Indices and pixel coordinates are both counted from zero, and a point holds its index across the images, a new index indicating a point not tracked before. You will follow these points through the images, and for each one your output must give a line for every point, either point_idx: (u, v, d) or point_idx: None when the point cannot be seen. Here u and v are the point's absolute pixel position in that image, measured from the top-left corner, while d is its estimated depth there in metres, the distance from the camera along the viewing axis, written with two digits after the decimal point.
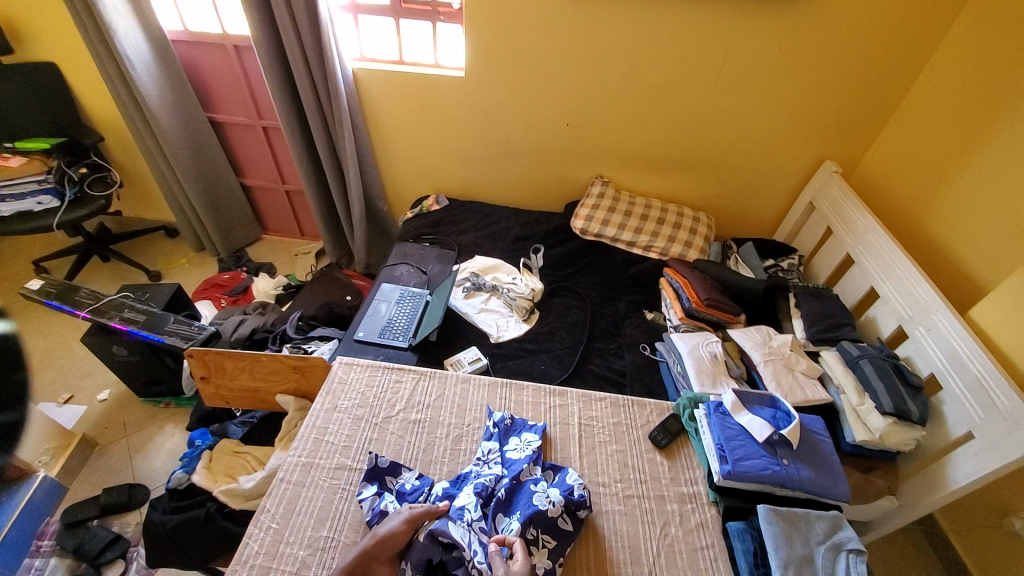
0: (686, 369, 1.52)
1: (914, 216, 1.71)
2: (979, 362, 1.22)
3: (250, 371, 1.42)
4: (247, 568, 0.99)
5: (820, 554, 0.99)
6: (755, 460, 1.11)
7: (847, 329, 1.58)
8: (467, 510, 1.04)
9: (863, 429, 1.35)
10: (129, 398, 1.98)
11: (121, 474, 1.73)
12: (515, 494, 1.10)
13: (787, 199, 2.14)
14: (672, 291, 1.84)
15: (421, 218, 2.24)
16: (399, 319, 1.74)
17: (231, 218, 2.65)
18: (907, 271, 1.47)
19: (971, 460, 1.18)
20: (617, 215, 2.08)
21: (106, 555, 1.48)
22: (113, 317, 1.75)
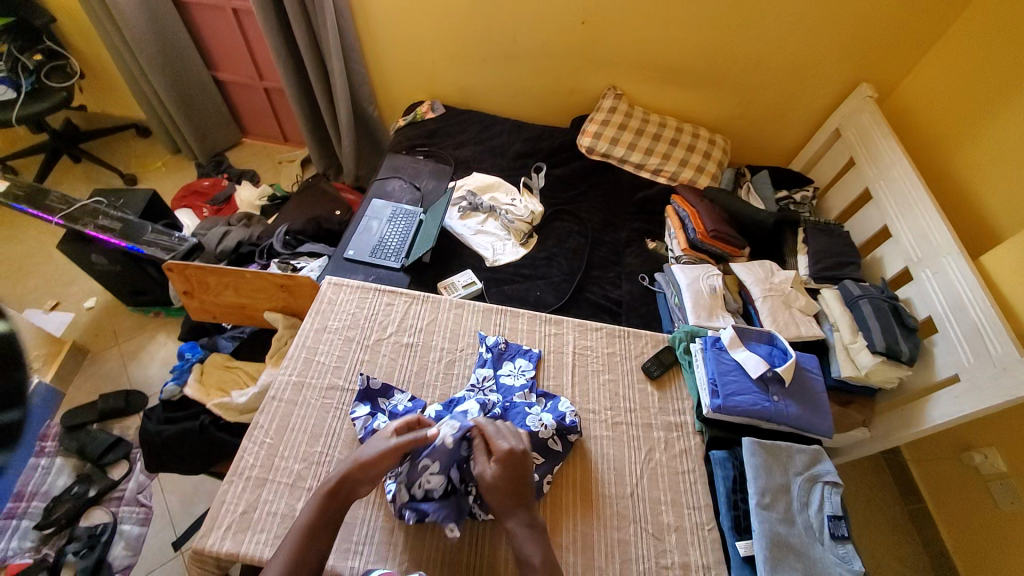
0: (683, 301, 1.49)
1: (944, 152, 1.58)
2: (981, 309, 1.21)
3: (235, 288, 1.38)
4: (244, 479, 1.02)
5: (796, 483, 1.05)
6: (745, 396, 1.14)
7: (852, 268, 1.54)
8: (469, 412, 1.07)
9: (850, 367, 1.37)
10: (117, 307, 1.96)
11: (117, 380, 1.76)
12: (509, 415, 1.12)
13: (812, 125, 1.98)
14: (678, 220, 1.76)
15: (414, 127, 2.06)
16: (392, 238, 1.67)
17: (207, 118, 2.43)
18: (927, 211, 1.39)
19: (951, 402, 1.21)
20: (627, 134, 1.92)
21: (109, 457, 1.55)
22: (87, 224, 1.65)
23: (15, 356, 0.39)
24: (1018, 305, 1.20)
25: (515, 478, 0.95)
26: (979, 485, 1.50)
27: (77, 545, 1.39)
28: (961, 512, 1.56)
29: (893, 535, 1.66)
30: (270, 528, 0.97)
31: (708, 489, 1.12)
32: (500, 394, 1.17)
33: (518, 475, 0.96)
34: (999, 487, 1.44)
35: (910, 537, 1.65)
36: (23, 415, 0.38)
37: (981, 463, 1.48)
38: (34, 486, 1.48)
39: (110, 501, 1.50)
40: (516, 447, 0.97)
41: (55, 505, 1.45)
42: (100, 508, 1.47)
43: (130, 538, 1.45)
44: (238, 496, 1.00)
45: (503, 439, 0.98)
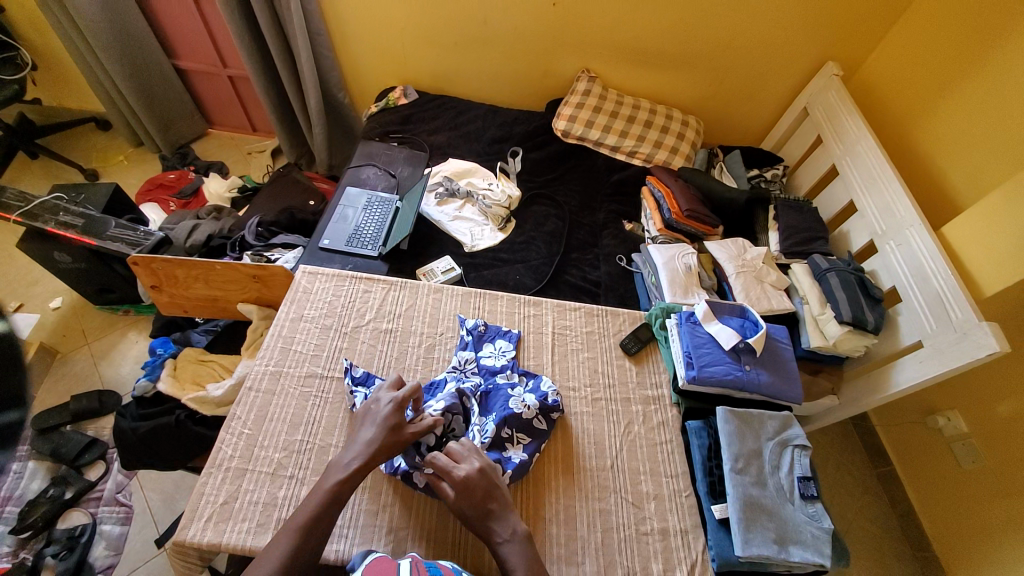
0: (660, 280, 1.52)
1: (907, 129, 1.63)
2: (942, 277, 1.26)
3: (205, 280, 1.34)
4: (223, 471, 1.01)
5: (768, 448, 1.09)
6: (718, 367, 1.17)
7: (819, 243, 1.59)
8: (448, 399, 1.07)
9: (818, 337, 1.42)
10: (85, 306, 1.89)
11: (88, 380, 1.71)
12: (493, 397, 1.14)
13: (782, 104, 2.01)
14: (653, 200, 1.79)
15: (387, 113, 2.02)
16: (368, 226, 1.64)
17: (169, 109, 2.34)
18: (891, 186, 1.44)
19: (915, 366, 1.27)
20: (601, 116, 1.93)
21: (85, 458, 1.52)
22: (47, 221, 1.58)
23: (14, 355, 0.35)
24: (977, 272, 1.26)
25: (483, 500, 0.92)
26: (942, 446, 1.59)
27: (55, 548, 1.35)
28: (927, 473, 1.64)
29: (864, 498, 1.75)
30: (250, 516, 0.96)
31: (685, 458, 1.15)
32: (481, 376, 1.18)
33: (483, 495, 0.93)
34: (962, 447, 1.52)
35: (879, 499, 1.75)
36: (21, 417, 0.34)
37: (944, 426, 1.56)
38: (7, 492, 1.44)
39: (88, 502, 1.47)
40: (472, 471, 0.94)
41: (30, 508, 1.40)
42: (78, 510, 1.44)
43: (110, 539, 1.42)
44: (218, 487, 0.99)
45: (461, 464, 0.94)
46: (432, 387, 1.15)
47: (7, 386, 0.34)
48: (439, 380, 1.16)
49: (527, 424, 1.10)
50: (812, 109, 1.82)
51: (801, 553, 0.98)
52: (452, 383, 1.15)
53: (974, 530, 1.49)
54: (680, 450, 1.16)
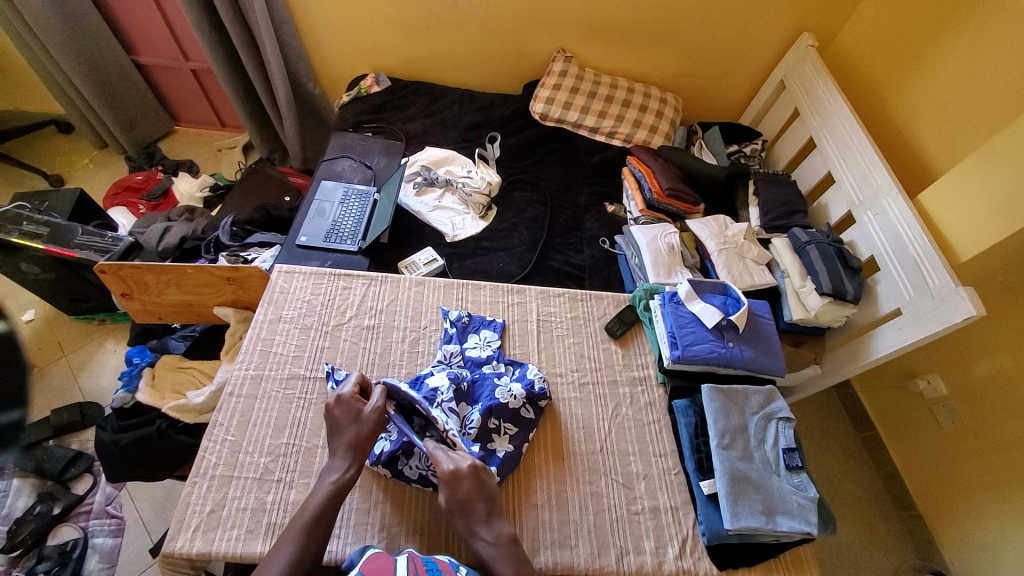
0: (643, 261, 1.52)
1: (884, 98, 1.64)
2: (919, 245, 1.28)
3: (178, 285, 1.29)
4: (208, 479, 0.99)
5: (753, 422, 1.10)
6: (702, 345, 1.17)
7: (799, 216, 1.60)
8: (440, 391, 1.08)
9: (800, 310, 1.44)
10: (59, 317, 1.83)
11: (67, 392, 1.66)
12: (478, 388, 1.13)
13: (759, 77, 2.00)
14: (634, 180, 1.78)
15: (359, 102, 1.96)
16: (346, 221, 1.61)
17: (131, 107, 2.24)
18: (867, 156, 1.45)
19: (894, 333, 1.30)
20: (579, 97, 1.90)
21: (71, 471, 1.49)
22: (10, 232, 1.52)
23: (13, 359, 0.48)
24: (954, 237, 1.28)
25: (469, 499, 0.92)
26: (924, 408, 1.64)
27: (47, 564, 1.33)
28: (908, 436, 1.69)
29: (849, 462, 1.81)
30: (239, 524, 0.95)
31: (673, 436, 1.16)
32: (466, 367, 1.18)
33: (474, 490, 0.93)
34: (942, 409, 1.57)
35: (863, 463, 1.80)
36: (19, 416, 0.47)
37: (925, 389, 1.61)
38: None
39: (77, 517, 1.44)
40: (461, 466, 0.93)
41: (17, 527, 1.37)
42: (68, 525, 1.41)
43: (103, 552, 1.40)
44: (204, 496, 0.98)
45: (448, 461, 0.94)
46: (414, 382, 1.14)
47: (9, 391, 0.46)
48: (425, 373, 1.14)
49: (513, 412, 1.10)
50: (789, 82, 1.82)
51: (788, 523, 1.00)
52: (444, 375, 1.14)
53: (956, 488, 1.54)
54: (668, 427, 1.17)
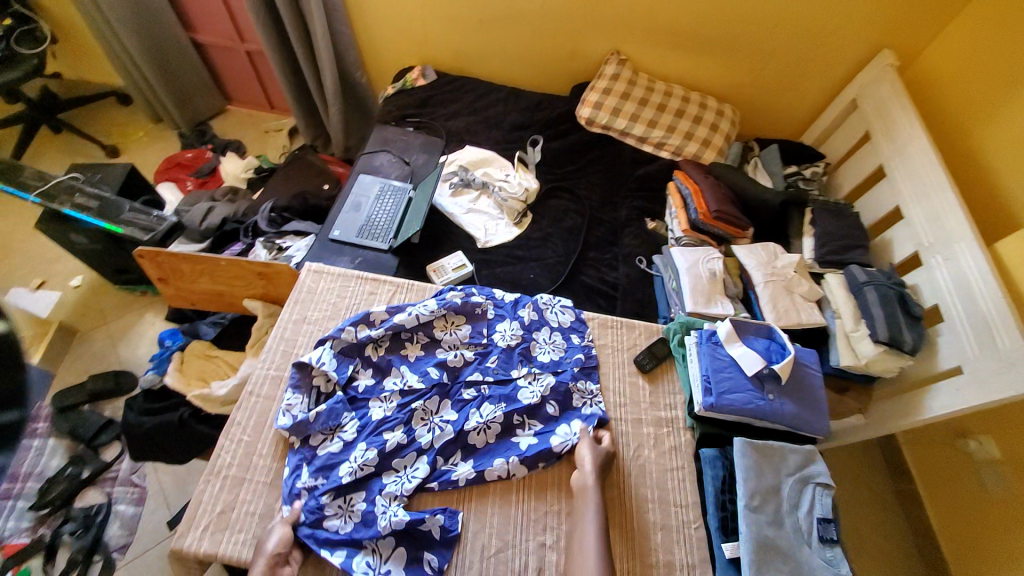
0: (681, 286, 1.44)
1: (966, 129, 1.47)
2: (992, 301, 1.16)
3: (211, 275, 1.31)
4: (221, 478, 1.01)
5: (788, 485, 1.02)
6: (741, 394, 1.09)
7: (858, 252, 1.48)
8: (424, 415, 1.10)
9: (849, 356, 1.34)
10: (105, 284, 1.91)
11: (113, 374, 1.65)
12: (530, 350, 1.21)
13: (828, 94, 1.85)
14: (680, 197, 1.68)
15: (404, 95, 1.94)
16: (379, 217, 1.60)
17: (187, 85, 2.29)
18: (944, 197, 1.31)
19: (951, 391, 1.20)
20: (629, 104, 1.82)
21: (102, 438, 1.56)
22: (63, 202, 1.57)
23: None
24: None
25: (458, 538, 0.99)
26: (970, 469, 1.50)
27: (72, 525, 1.43)
28: (949, 496, 1.56)
29: (881, 518, 1.69)
30: (247, 528, 0.96)
31: (697, 487, 1.09)
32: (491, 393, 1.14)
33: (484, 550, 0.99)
34: (989, 471, 1.44)
35: (898, 521, 1.67)
36: None
37: (975, 450, 1.46)
38: (28, 467, 1.50)
39: (104, 482, 1.52)
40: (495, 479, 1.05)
41: (50, 485, 1.47)
42: (94, 489, 1.50)
43: (124, 519, 1.47)
44: (216, 495, 0.99)
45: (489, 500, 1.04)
46: (384, 369, 1.16)
47: None
48: (361, 400, 1.11)
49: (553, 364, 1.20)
50: (860, 102, 1.67)
51: None
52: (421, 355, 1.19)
53: (995, 555, 1.41)
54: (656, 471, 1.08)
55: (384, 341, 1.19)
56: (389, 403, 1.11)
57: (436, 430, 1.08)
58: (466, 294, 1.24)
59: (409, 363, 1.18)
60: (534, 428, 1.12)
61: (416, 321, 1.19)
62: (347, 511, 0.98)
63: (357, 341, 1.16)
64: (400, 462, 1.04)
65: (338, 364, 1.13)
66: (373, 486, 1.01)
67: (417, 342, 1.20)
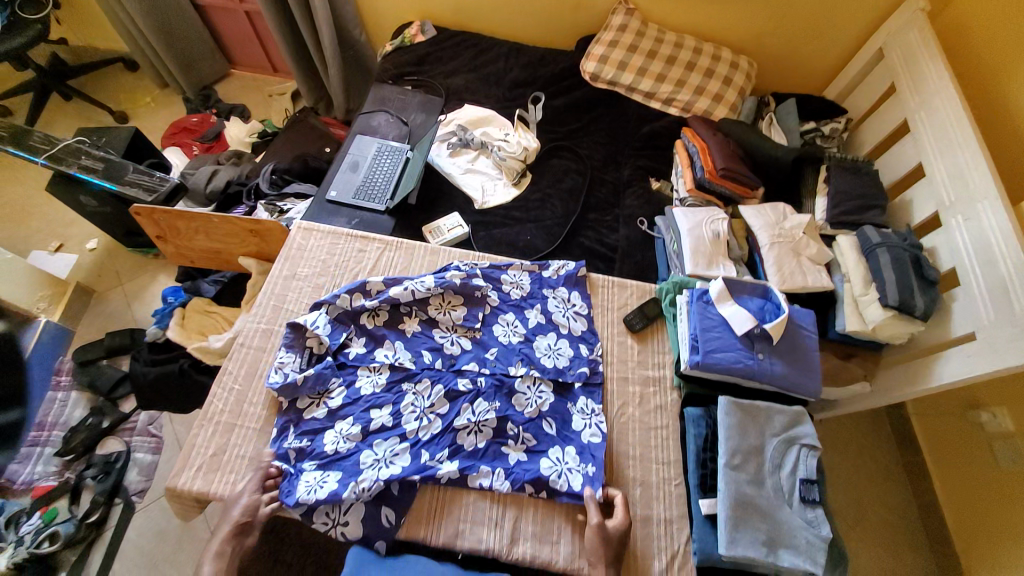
0: (681, 248, 1.39)
1: (997, 80, 1.34)
2: (1011, 261, 1.08)
3: (206, 233, 1.33)
4: (213, 423, 1.05)
5: (771, 446, 1.00)
6: (729, 353, 1.06)
7: (874, 213, 1.39)
8: (417, 393, 1.09)
9: (856, 321, 1.29)
10: (118, 247, 1.97)
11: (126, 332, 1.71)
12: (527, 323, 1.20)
13: (855, 43, 1.70)
14: (686, 156, 1.61)
15: (402, 52, 1.88)
16: (376, 178, 1.58)
17: (189, 48, 2.28)
18: (969, 151, 1.21)
19: (962, 358, 1.14)
20: (637, 57, 1.73)
21: (119, 391, 1.65)
22: (71, 165, 1.61)
23: None
24: None
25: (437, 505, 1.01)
26: (981, 442, 1.44)
27: (94, 470, 1.51)
28: (956, 468, 1.51)
29: (885, 487, 1.66)
30: (239, 471, 1.01)
31: (680, 444, 1.09)
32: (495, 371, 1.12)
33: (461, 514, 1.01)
34: (1002, 446, 1.37)
35: (903, 491, 1.65)
36: None
37: (987, 422, 1.41)
38: (53, 418, 1.60)
39: (122, 432, 1.61)
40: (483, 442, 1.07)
41: (72, 434, 1.56)
42: (114, 438, 1.59)
43: (142, 465, 1.56)
44: (209, 439, 1.04)
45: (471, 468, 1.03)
46: (377, 339, 1.14)
47: None
48: (348, 359, 1.11)
49: (553, 329, 1.19)
50: (888, 51, 1.53)
51: (791, 558, 0.91)
52: (416, 330, 1.17)
53: (1001, 530, 1.37)
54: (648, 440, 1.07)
55: (381, 312, 1.17)
56: (379, 375, 1.10)
57: (425, 420, 1.06)
58: (468, 275, 1.21)
59: (405, 338, 1.16)
60: (533, 413, 1.08)
61: (413, 296, 1.17)
62: (315, 485, 0.97)
63: (352, 309, 1.15)
64: (383, 441, 1.03)
65: (332, 330, 1.12)
66: (349, 464, 1.00)
67: (414, 318, 1.18)
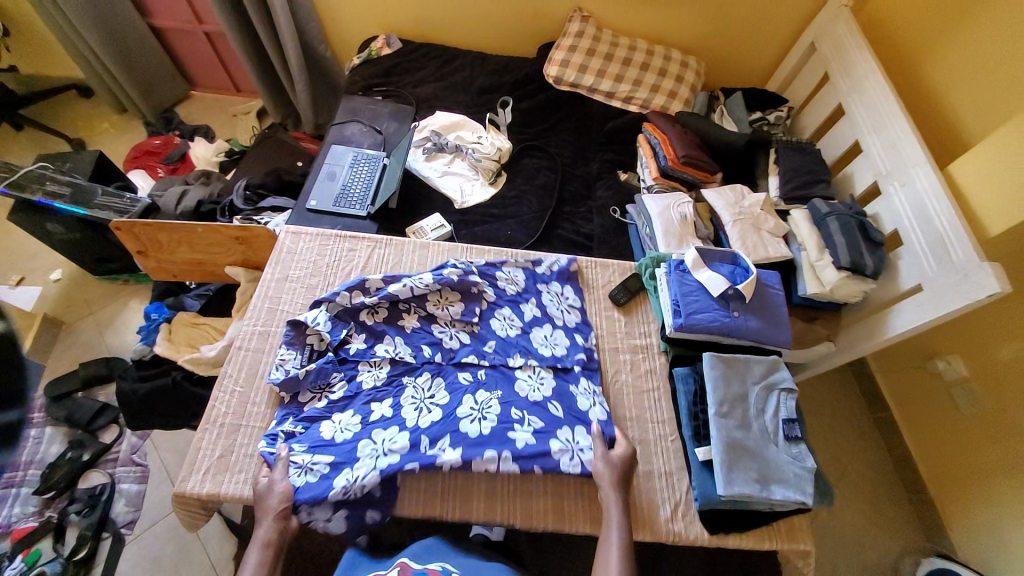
0: (654, 230, 1.49)
1: (917, 66, 1.52)
2: (946, 218, 1.22)
3: (189, 244, 1.32)
4: (217, 426, 1.05)
5: (754, 393, 1.08)
6: (707, 313, 1.15)
7: (821, 187, 1.54)
8: (419, 384, 1.10)
9: (815, 284, 1.41)
10: (85, 276, 1.90)
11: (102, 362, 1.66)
12: (523, 312, 1.24)
13: (790, 39, 1.87)
14: (649, 147, 1.72)
15: (370, 65, 1.92)
16: (355, 185, 1.61)
17: (147, 72, 2.24)
18: (900, 126, 1.36)
19: (912, 308, 1.27)
20: (595, 59, 1.84)
21: (98, 422, 1.58)
22: (35, 191, 1.56)
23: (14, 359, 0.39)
24: (981, 212, 1.22)
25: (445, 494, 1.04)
26: (941, 390, 1.59)
27: (78, 506, 1.45)
28: (923, 416, 1.66)
29: (858, 442, 1.79)
30: (248, 469, 1.01)
31: (672, 404, 1.16)
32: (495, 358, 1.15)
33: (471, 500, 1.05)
34: (960, 391, 1.52)
35: (874, 443, 1.78)
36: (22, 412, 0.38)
37: (943, 369, 1.55)
38: (27, 456, 1.52)
39: (105, 464, 1.55)
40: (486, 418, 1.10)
41: (51, 471, 1.48)
42: (97, 471, 1.52)
43: (129, 496, 1.50)
44: (214, 441, 1.03)
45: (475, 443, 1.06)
46: (377, 335, 1.15)
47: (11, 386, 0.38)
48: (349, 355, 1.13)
49: (551, 320, 1.24)
50: (819, 45, 1.70)
51: (783, 492, 0.99)
52: (415, 323, 1.18)
53: (972, 468, 1.50)
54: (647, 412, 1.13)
55: (380, 309, 1.17)
56: (379, 370, 1.11)
57: (425, 411, 1.06)
58: (465, 271, 1.21)
59: (405, 334, 1.16)
60: (537, 399, 1.10)
61: (412, 292, 1.17)
62: (308, 468, 0.98)
63: (352, 306, 1.16)
64: (381, 433, 1.03)
65: (332, 326, 1.13)
66: (352, 449, 1.01)
67: (414, 314, 1.19)
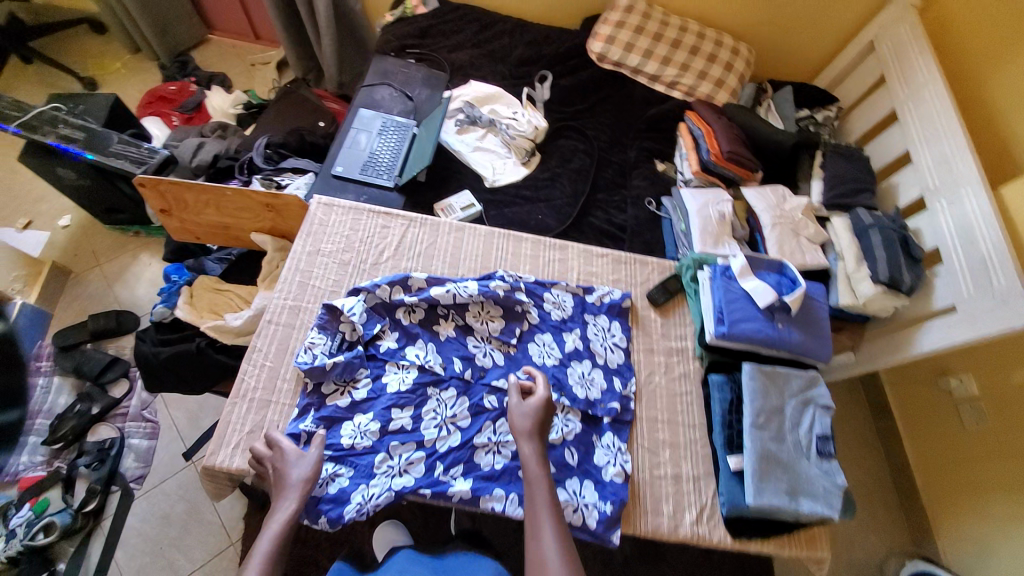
0: (690, 228, 1.44)
1: (981, 76, 1.44)
2: (989, 241, 1.19)
3: (217, 206, 1.27)
4: (248, 400, 1.04)
5: (790, 404, 1.09)
6: (750, 323, 1.13)
7: (865, 197, 1.48)
8: (445, 399, 1.08)
9: (848, 296, 1.38)
10: (94, 225, 1.84)
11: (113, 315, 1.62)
12: (563, 326, 1.20)
13: (848, 33, 1.77)
14: (691, 139, 1.65)
15: (403, 24, 1.81)
16: (383, 154, 1.54)
17: (164, 11, 2.11)
18: (954, 141, 1.30)
19: (942, 330, 1.25)
20: (643, 38, 1.74)
21: (108, 376, 1.56)
22: (47, 134, 1.49)
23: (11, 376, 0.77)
24: None
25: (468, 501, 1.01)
26: (948, 405, 1.60)
27: (87, 459, 1.45)
28: (926, 431, 1.66)
29: (863, 453, 1.79)
30: None
31: (705, 408, 1.16)
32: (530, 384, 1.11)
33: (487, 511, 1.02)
34: (967, 408, 1.53)
35: (879, 456, 1.78)
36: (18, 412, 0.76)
37: (955, 387, 1.56)
38: (36, 405, 1.51)
39: (114, 418, 1.54)
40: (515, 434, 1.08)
41: (60, 422, 1.47)
42: (105, 425, 1.51)
43: (138, 451, 1.50)
44: (244, 417, 1.03)
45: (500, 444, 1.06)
46: (411, 335, 1.12)
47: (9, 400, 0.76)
48: (376, 344, 1.10)
49: (590, 355, 1.18)
50: (879, 44, 1.61)
51: (811, 504, 1.00)
52: (452, 332, 1.15)
53: (968, 484, 1.52)
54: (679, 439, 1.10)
55: (418, 309, 1.15)
56: (406, 373, 1.08)
57: (444, 431, 1.04)
58: (512, 287, 1.18)
59: (438, 341, 1.13)
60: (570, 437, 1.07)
61: (454, 299, 1.14)
62: (326, 479, 0.97)
63: (391, 302, 1.13)
64: (396, 446, 1.02)
65: (367, 318, 1.11)
66: (377, 447, 1.01)
67: (450, 322, 1.16)
